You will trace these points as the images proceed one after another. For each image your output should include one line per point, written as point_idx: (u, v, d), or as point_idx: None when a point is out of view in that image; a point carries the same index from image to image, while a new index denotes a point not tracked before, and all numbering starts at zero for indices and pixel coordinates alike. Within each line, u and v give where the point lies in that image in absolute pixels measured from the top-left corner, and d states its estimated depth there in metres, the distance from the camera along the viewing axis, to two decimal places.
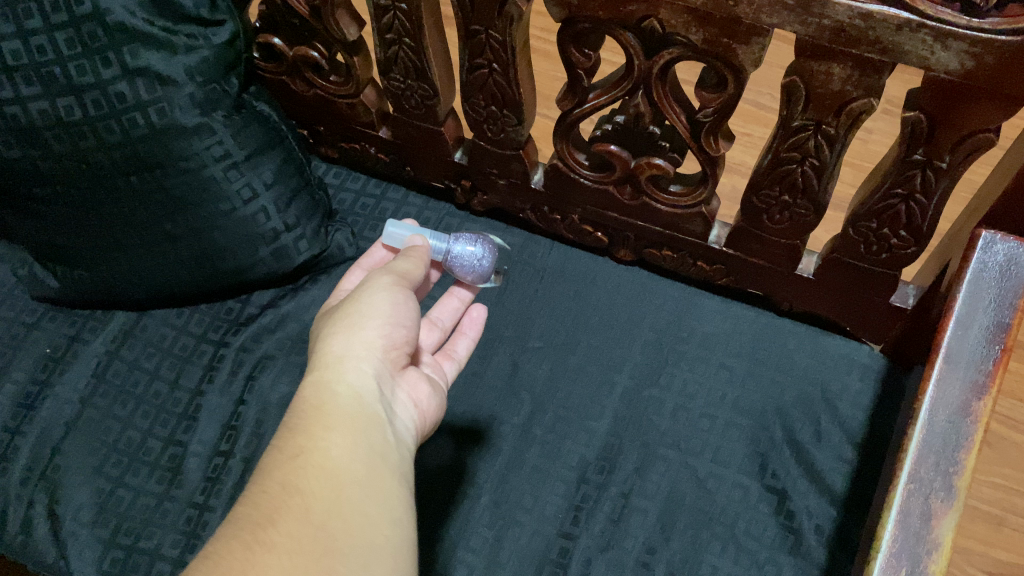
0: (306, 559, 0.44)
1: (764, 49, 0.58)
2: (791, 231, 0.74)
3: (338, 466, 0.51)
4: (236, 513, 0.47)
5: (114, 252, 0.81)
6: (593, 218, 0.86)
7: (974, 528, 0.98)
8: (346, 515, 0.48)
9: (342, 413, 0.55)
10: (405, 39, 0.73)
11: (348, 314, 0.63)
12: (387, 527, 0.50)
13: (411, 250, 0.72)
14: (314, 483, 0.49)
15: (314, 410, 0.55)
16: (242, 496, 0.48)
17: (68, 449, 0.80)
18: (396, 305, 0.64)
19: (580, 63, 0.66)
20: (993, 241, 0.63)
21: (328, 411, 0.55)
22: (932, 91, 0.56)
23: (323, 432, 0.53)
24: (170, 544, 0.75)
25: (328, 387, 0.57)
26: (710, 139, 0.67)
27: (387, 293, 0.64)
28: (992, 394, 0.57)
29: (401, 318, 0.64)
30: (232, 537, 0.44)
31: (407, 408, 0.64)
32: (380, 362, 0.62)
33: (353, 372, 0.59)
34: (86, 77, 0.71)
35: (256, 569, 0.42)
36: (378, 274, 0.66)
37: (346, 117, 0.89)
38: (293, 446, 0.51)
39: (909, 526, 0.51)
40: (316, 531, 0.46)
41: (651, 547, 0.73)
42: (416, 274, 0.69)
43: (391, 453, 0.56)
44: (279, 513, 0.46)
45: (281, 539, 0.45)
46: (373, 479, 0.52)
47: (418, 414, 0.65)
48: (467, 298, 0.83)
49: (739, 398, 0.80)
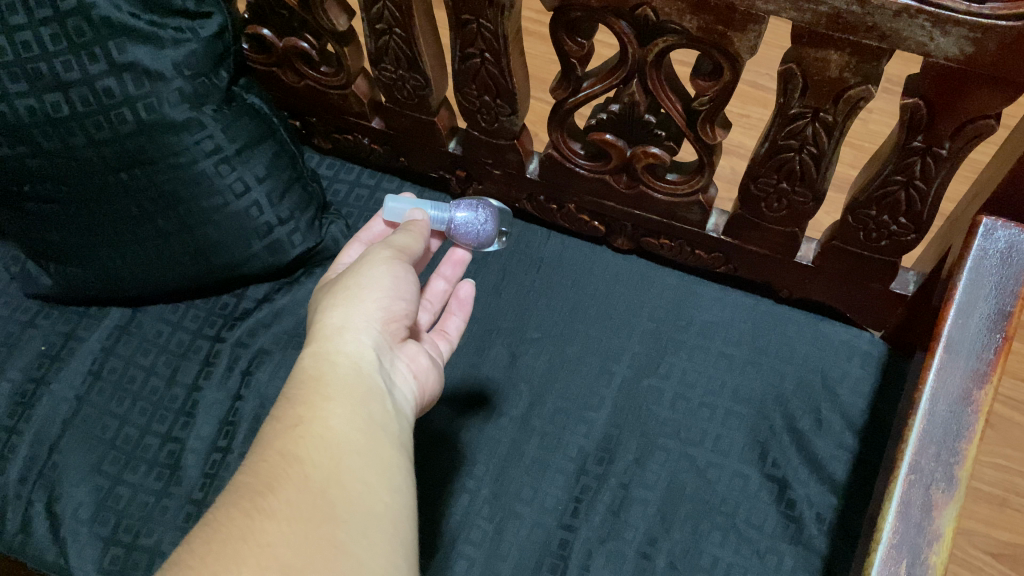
0: (306, 525, 0.43)
1: (760, 36, 0.57)
2: (789, 218, 0.73)
3: (338, 435, 0.50)
4: (235, 483, 0.46)
5: (108, 249, 0.81)
6: (589, 207, 0.85)
7: (977, 509, 0.98)
8: (345, 483, 0.47)
9: (341, 383, 0.54)
10: (395, 29, 0.72)
11: (346, 286, 0.62)
12: (388, 494, 0.49)
13: (410, 223, 0.71)
14: (314, 452, 0.48)
15: (313, 381, 0.54)
16: (241, 468, 0.47)
17: (65, 447, 0.80)
18: (397, 278, 0.63)
19: (573, 51, 0.65)
20: (993, 228, 0.63)
21: (327, 381, 0.54)
22: (932, 78, 0.55)
23: (323, 401, 0.52)
24: (170, 540, 0.75)
25: (328, 359, 0.56)
26: (706, 128, 0.66)
27: (387, 266, 0.63)
28: (994, 381, 0.56)
29: (401, 292, 0.63)
30: (232, 506, 0.44)
31: (407, 380, 0.63)
32: (379, 334, 0.61)
33: (353, 344, 0.58)
34: (73, 73, 0.70)
35: (256, 535, 0.42)
36: (376, 249, 0.66)
37: (338, 108, 0.88)
38: (292, 417, 0.50)
39: (909, 517, 0.51)
40: (316, 497, 0.45)
41: (652, 538, 0.72)
42: (416, 248, 0.68)
43: (392, 423, 0.55)
44: (279, 481, 0.45)
45: (281, 506, 0.44)
46: (373, 448, 0.51)
47: (417, 386, 0.64)
48: (463, 259, 0.81)
49: (739, 387, 0.80)
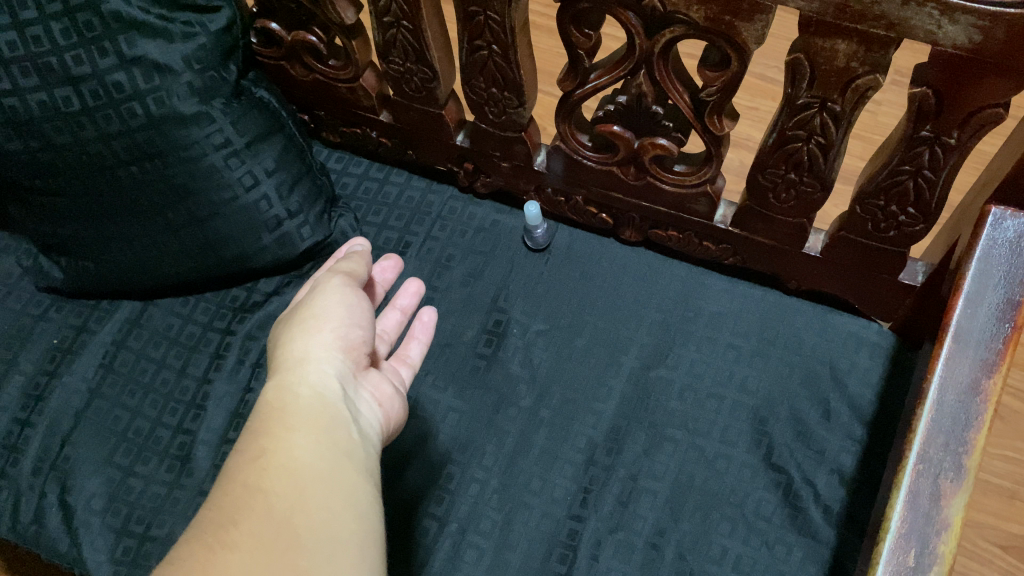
0: (268, 556, 0.42)
1: (768, 26, 0.57)
2: (798, 209, 0.73)
3: (302, 464, 0.49)
4: (198, 519, 0.45)
5: (118, 242, 0.81)
6: (597, 199, 0.85)
7: (986, 501, 0.98)
8: (310, 511, 0.46)
9: (304, 414, 0.53)
10: (403, 21, 0.72)
11: (302, 319, 0.62)
12: (355, 521, 0.48)
13: (357, 251, 0.71)
14: (277, 483, 0.47)
15: (275, 413, 0.53)
16: (205, 503, 0.47)
17: (78, 439, 0.81)
18: (350, 307, 0.63)
19: (581, 43, 0.65)
20: (1002, 217, 0.63)
21: (289, 413, 0.53)
22: (940, 67, 0.55)
23: (286, 432, 0.51)
24: (181, 531, 0.77)
25: (290, 390, 0.55)
26: (714, 118, 0.66)
27: (340, 295, 0.63)
28: (1003, 371, 0.56)
29: (356, 319, 0.63)
30: (194, 541, 0.43)
31: (372, 408, 0.61)
32: (341, 362, 0.60)
33: (314, 373, 0.57)
34: (83, 67, 0.70)
35: (217, 569, 0.41)
36: (327, 279, 0.66)
37: (346, 102, 0.88)
38: (255, 449, 0.50)
39: (918, 506, 0.51)
40: (279, 527, 0.44)
41: (660, 529, 0.73)
42: (362, 273, 0.68)
43: (357, 451, 0.54)
44: (241, 514, 0.45)
45: (243, 538, 0.43)
46: (338, 475, 0.50)
47: (383, 414, 0.62)
48: (420, 290, 0.77)
49: (747, 378, 0.80)
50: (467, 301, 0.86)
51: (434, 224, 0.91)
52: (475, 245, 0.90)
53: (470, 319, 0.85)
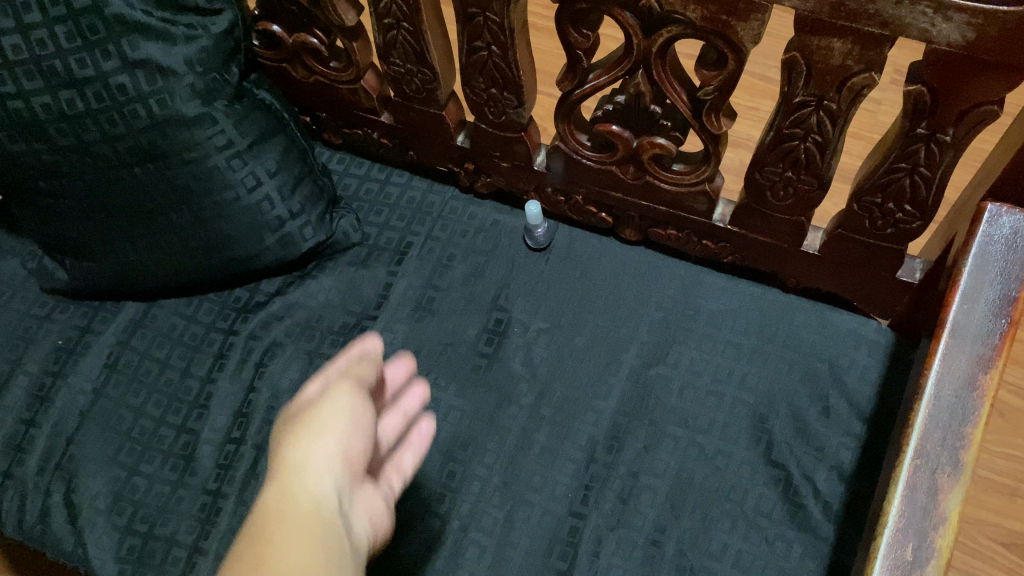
0: None
1: (764, 25, 0.57)
2: (796, 207, 0.74)
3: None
4: None
5: (122, 243, 0.82)
6: (597, 198, 0.86)
7: (987, 498, 0.98)
8: None
9: (304, 523, 0.48)
10: (403, 23, 0.73)
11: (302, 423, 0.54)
12: None
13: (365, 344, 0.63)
14: None
15: (272, 522, 0.48)
16: None
17: (82, 439, 0.82)
18: (355, 413, 0.55)
19: (579, 43, 0.66)
20: (999, 214, 0.63)
21: (287, 523, 0.47)
22: (934, 65, 0.55)
23: (281, 546, 0.46)
24: (186, 530, 0.77)
25: (288, 500, 0.49)
26: (712, 117, 0.67)
27: (349, 398, 0.56)
28: (999, 366, 0.56)
29: (361, 429, 0.55)
30: None
31: (362, 527, 0.54)
32: (340, 475, 0.53)
33: (312, 488, 0.51)
34: (87, 70, 0.71)
35: None
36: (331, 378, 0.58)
37: (348, 103, 0.89)
38: (249, 563, 0.45)
39: (915, 501, 0.51)
40: None
41: (660, 525, 0.74)
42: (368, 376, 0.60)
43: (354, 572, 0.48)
44: None
45: None
46: None
47: (372, 531, 0.56)
48: (422, 388, 0.68)
49: (747, 375, 0.80)
50: (468, 300, 0.87)
51: (435, 224, 0.92)
52: (475, 245, 0.90)
53: (471, 319, 0.86)
